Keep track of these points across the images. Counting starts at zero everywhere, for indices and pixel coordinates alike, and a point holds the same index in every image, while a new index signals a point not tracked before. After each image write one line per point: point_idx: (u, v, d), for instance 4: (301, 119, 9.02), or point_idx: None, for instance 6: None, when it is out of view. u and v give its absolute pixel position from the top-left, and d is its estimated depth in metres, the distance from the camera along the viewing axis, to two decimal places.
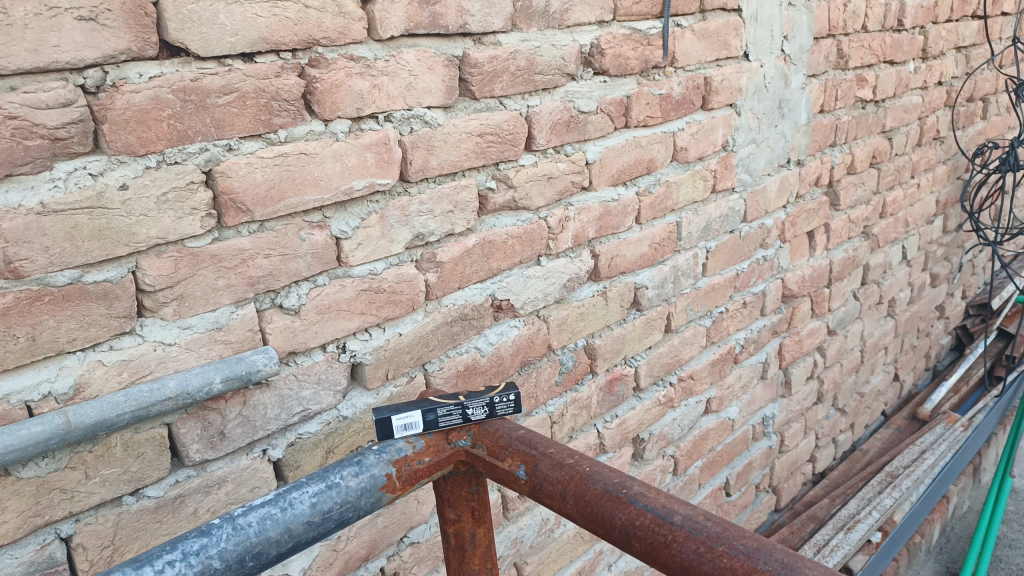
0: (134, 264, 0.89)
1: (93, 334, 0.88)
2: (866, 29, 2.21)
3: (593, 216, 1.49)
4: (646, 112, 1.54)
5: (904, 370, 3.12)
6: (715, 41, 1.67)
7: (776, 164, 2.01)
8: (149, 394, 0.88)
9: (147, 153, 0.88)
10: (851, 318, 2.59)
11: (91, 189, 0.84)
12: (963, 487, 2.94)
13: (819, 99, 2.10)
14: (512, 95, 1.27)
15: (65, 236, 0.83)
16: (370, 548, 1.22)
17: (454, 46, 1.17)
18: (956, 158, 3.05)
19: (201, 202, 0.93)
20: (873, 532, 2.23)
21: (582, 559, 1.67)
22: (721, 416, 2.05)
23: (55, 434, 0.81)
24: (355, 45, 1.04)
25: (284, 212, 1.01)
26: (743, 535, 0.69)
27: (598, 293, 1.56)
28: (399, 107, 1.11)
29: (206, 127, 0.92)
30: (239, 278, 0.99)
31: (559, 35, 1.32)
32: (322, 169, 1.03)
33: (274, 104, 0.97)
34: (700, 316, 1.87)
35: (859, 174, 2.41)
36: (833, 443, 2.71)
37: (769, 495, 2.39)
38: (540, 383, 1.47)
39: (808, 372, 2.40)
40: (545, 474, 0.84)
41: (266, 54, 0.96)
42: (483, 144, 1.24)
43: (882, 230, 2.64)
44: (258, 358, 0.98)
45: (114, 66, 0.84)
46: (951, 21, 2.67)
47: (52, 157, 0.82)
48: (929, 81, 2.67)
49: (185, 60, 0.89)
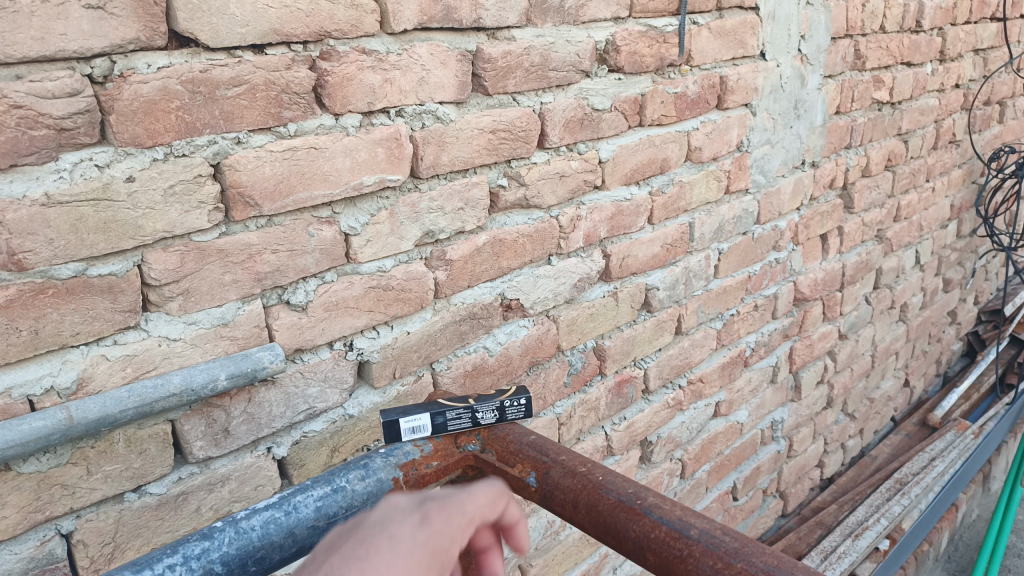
0: (140, 257, 0.88)
1: (97, 328, 0.86)
2: (884, 29, 2.18)
3: (605, 215, 1.46)
4: (661, 111, 1.52)
5: (915, 375, 3.09)
6: (732, 40, 1.64)
7: (791, 165, 1.98)
8: (152, 390, 0.87)
9: (154, 145, 0.86)
10: (863, 322, 2.56)
11: (97, 181, 0.83)
12: (973, 494, 2.91)
13: (835, 99, 2.07)
14: (525, 91, 1.25)
15: (70, 228, 0.82)
16: None
17: (468, 40, 1.15)
18: (972, 161, 3.01)
19: (209, 195, 0.91)
20: (881, 539, 2.21)
21: (587, 562, 1.66)
22: (729, 419, 2.03)
23: (57, 430, 0.80)
24: (367, 38, 1.02)
25: (293, 207, 1.00)
26: (763, 552, 0.67)
27: (609, 293, 1.54)
28: (411, 102, 1.10)
29: (214, 120, 0.90)
30: (246, 274, 0.97)
31: (575, 31, 1.30)
32: (332, 164, 1.02)
33: (284, 97, 0.96)
34: (711, 318, 1.85)
35: (874, 176, 2.38)
36: (842, 448, 2.68)
37: (777, 499, 2.37)
38: (549, 384, 1.46)
39: (818, 376, 2.37)
40: (556, 482, 0.82)
41: (277, 45, 0.94)
42: (495, 141, 1.22)
43: (895, 233, 2.61)
44: (264, 355, 0.97)
45: (122, 55, 0.82)
46: (970, 22, 2.63)
47: (57, 147, 0.80)
48: (947, 83, 2.63)
49: (195, 51, 0.88)
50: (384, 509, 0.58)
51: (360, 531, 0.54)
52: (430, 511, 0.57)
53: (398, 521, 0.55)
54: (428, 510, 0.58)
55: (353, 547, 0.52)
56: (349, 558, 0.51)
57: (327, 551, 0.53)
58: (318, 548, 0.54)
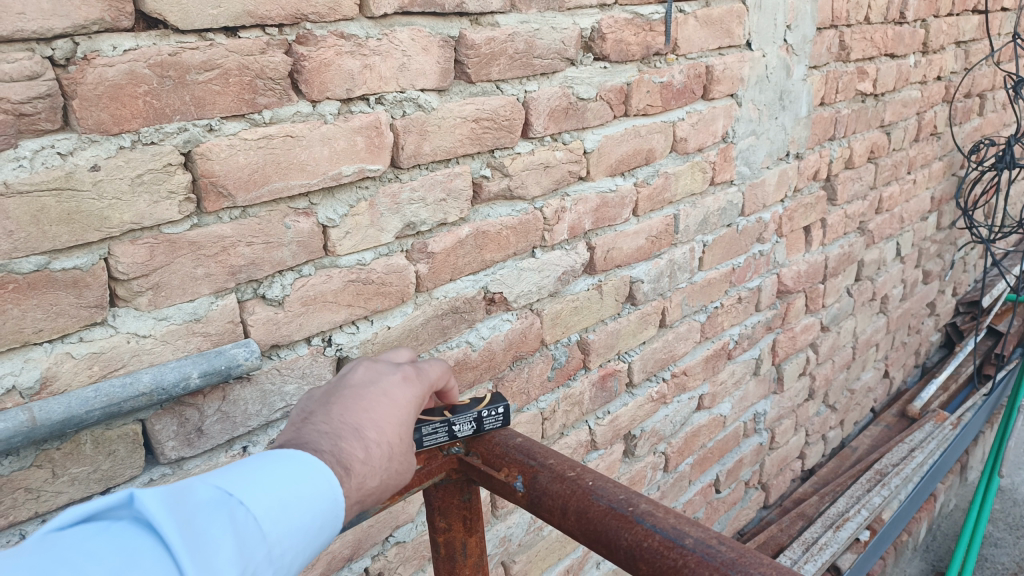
0: (106, 250, 0.84)
1: (61, 325, 0.82)
2: (869, 20, 2.17)
3: (590, 207, 1.44)
4: (647, 100, 1.49)
5: (895, 366, 3.10)
6: (718, 28, 1.62)
7: (776, 156, 1.96)
8: (120, 389, 0.83)
9: (121, 133, 0.82)
10: (845, 314, 2.56)
11: (60, 170, 0.78)
12: (951, 485, 2.94)
13: (820, 90, 2.06)
14: (509, 79, 1.22)
15: (31, 219, 0.77)
16: (354, 548, 1.18)
17: (450, 26, 1.11)
18: (953, 153, 3.02)
19: (179, 185, 0.87)
20: (862, 531, 2.21)
21: (570, 558, 1.64)
22: (713, 412, 2.02)
23: (19, 432, 0.76)
24: (345, 22, 0.98)
25: (268, 197, 0.96)
26: (760, 563, 0.64)
27: (593, 286, 1.51)
28: (391, 89, 1.06)
29: (185, 106, 0.86)
30: (220, 267, 0.93)
31: (560, 17, 1.27)
32: (309, 153, 0.98)
33: (258, 83, 0.92)
34: (695, 311, 1.83)
35: (857, 168, 2.37)
36: (823, 440, 2.69)
37: (758, 491, 2.37)
38: (532, 379, 1.43)
39: (800, 368, 2.37)
40: (544, 487, 0.80)
41: (250, 28, 0.90)
42: (479, 130, 1.19)
43: (877, 225, 2.61)
44: (239, 351, 0.93)
45: (86, 37, 0.78)
46: (952, 14, 2.63)
47: (17, 134, 0.76)
48: (929, 75, 2.63)
49: (164, 33, 0.83)
50: (367, 370, 0.81)
51: (354, 390, 0.77)
52: (406, 375, 0.81)
53: (383, 382, 0.79)
54: (407, 373, 0.81)
55: (354, 401, 0.76)
56: (354, 412, 0.75)
57: (328, 404, 0.76)
58: (317, 404, 0.77)
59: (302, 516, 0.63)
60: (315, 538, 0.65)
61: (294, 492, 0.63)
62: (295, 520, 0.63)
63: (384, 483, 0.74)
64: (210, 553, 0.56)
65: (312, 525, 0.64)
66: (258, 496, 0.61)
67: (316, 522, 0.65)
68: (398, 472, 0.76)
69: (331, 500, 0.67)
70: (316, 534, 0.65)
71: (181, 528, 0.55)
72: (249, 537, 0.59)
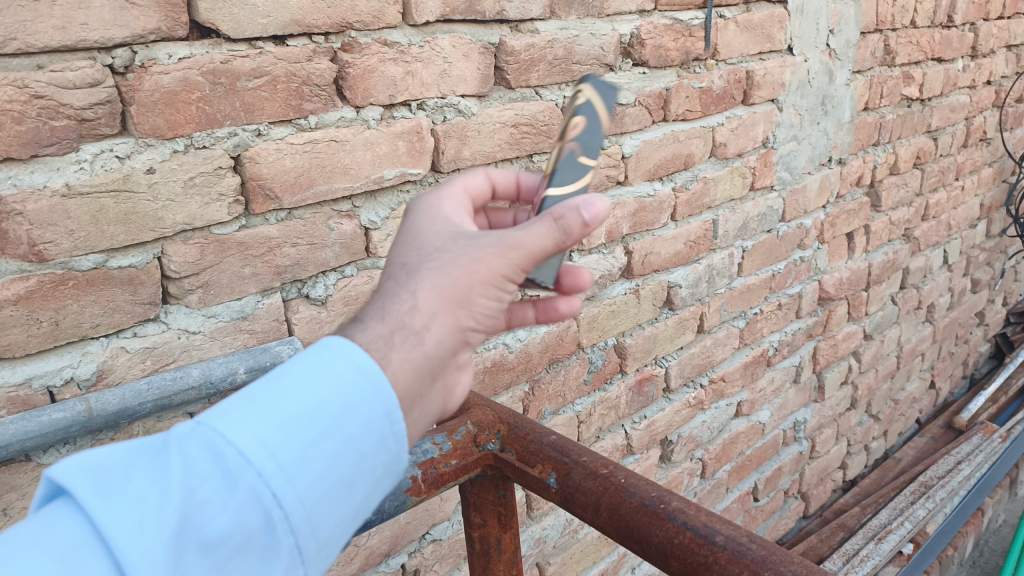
0: (160, 249, 0.88)
1: (117, 320, 0.86)
2: (915, 24, 2.13)
3: (628, 211, 1.44)
4: (686, 106, 1.49)
5: (941, 377, 3.03)
6: (758, 34, 1.61)
7: (817, 162, 1.94)
8: (171, 383, 0.86)
9: (175, 137, 0.86)
10: (888, 323, 2.52)
11: (118, 172, 0.82)
12: (999, 499, 2.86)
13: (864, 95, 2.03)
14: (548, 85, 1.23)
15: (90, 219, 0.81)
16: (391, 544, 1.20)
17: (490, 32, 1.14)
18: (1003, 159, 2.95)
19: (229, 187, 0.91)
20: (905, 544, 2.16)
21: (605, 562, 1.64)
22: (751, 419, 2.00)
23: (76, 421, 0.80)
24: (389, 30, 1.01)
25: (313, 200, 0.99)
26: (792, 561, 0.65)
27: (630, 291, 1.52)
28: (433, 95, 1.08)
29: (235, 111, 0.89)
30: (266, 267, 0.97)
31: (598, 24, 1.29)
32: (352, 157, 1.01)
33: (305, 89, 0.95)
34: (734, 317, 1.82)
35: (902, 174, 2.34)
36: (865, 450, 2.64)
37: (797, 501, 2.34)
38: (568, 381, 1.44)
39: (842, 376, 2.33)
40: (578, 484, 0.82)
41: (298, 37, 0.93)
42: (518, 135, 1.21)
43: (923, 232, 2.56)
44: (283, 348, 0.95)
45: (143, 46, 0.82)
46: (1002, 18, 2.58)
47: (78, 138, 0.80)
48: (978, 80, 2.57)
49: (216, 42, 0.87)
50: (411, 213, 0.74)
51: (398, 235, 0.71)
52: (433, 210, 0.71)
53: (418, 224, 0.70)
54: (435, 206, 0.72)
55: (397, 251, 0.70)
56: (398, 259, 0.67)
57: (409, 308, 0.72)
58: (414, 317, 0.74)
59: (290, 430, 0.52)
60: (328, 444, 0.53)
61: (272, 398, 0.53)
62: (286, 425, 0.52)
63: (437, 298, 0.61)
64: (144, 516, 0.48)
65: (322, 426, 0.53)
66: (223, 417, 0.52)
67: (324, 410, 0.54)
68: (452, 276, 0.62)
69: (331, 370, 0.56)
70: (328, 425, 0.54)
71: (96, 497, 0.48)
72: (221, 477, 0.50)
